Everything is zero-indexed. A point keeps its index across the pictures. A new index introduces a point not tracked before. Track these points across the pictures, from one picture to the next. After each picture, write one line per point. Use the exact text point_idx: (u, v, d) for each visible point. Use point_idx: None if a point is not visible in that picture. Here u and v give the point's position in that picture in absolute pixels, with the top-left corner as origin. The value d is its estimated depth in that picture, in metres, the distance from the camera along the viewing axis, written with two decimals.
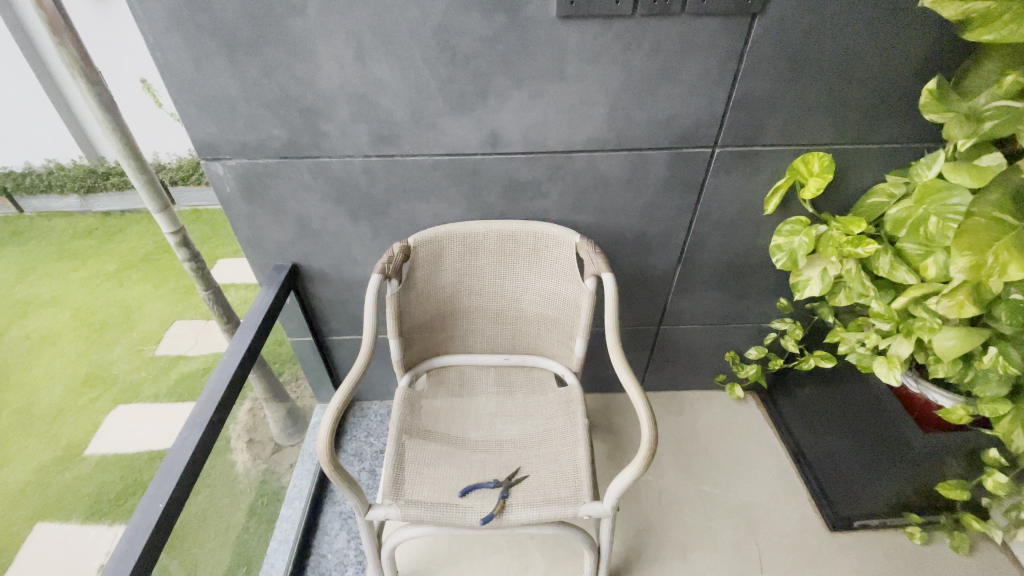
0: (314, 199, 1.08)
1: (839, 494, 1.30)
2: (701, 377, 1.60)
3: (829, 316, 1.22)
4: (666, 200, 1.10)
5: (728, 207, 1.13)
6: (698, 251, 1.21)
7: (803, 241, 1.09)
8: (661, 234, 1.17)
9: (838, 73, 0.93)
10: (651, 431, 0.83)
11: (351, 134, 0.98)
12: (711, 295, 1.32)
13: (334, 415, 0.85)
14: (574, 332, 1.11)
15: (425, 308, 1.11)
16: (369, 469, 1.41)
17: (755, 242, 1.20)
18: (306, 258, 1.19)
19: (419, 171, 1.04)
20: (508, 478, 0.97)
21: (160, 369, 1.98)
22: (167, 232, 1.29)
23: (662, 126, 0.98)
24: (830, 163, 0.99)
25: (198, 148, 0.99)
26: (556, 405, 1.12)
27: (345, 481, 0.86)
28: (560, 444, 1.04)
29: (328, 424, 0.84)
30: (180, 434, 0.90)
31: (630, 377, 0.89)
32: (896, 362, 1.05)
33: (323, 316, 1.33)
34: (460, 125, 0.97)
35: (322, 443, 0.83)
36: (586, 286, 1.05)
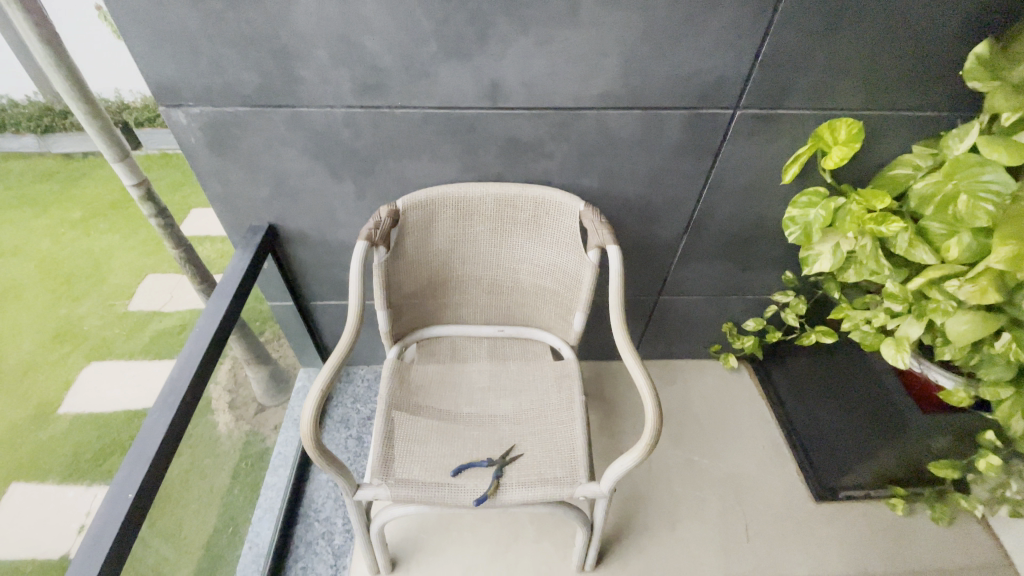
0: (292, 153, 0.97)
1: (827, 466, 1.31)
2: (695, 347, 1.57)
3: (835, 291, 1.18)
4: (679, 165, 1.02)
5: (743, 173, 1.05)
6: (707, 219, 1.14)
7: (819, 215, 1.02)
8: (669, 201, 1.09)
9: (880, 30, 0.84)
10: (657, 417, 0.79)
11: (332, 81, 0.86)
12: (714, 265, 1.27)
13: (318, 398, 0.78)
14: (573, 306, 1.05)
15: (416, 277, 1.03)
16: (356, 436, 1.37)
17: (767, 212, 1.13)
18: (283, 218, 1.09)
19: (409, 125, 0.93)
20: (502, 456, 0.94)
21: (134, 326, 1.89)
22: (128, 184, 1.16)
23: (681, 83, 0.88)
24: (859, 131, 0.91)
25: (156, 92, 0.87)
26: (551, 379, 1.07)
27: (332, 465, 0.81)
28: (555, 421, 1.00)
29: (311, 408, 0.78)
30: (150, 417, 0.81)
31: (635, 359, 0.84)
32: (905, 344, 1.01)
33: (304, 280, 1.24)
34: (456, 74, 0.86)
35: (306, 428, 0.77)
36: (589, 258, 0.98)
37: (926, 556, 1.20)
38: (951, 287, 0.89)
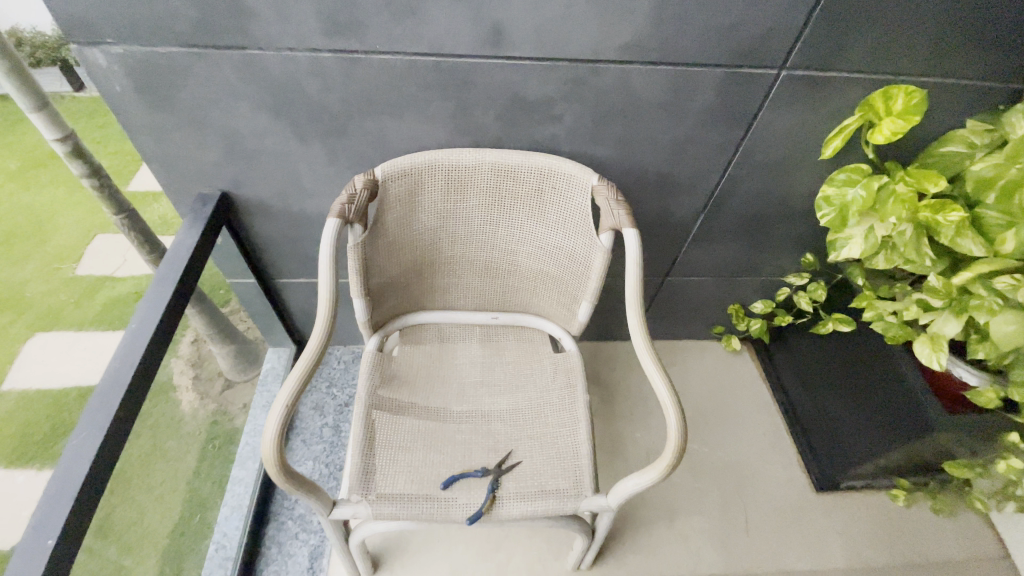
0: (246, 107, 0.79)
1: (831, 458, 1.25)
2: (697, 329, 1.48)
3: (859, 278, 1.08)
4: (707, 134, 0.88)
5: (777, 145, 0.91)
6: (729, 196, 1.01)
7: (858, 196, 0.90)
8: (692, 176, 0.95)
9: None
10: (680, 436, 0.69)
11: (292, 16, 0.69)
12: (729, 246, 1.15)
13: (282, 413, 0.65)
14: (579, 295, 0.93)
15: (398, 259, 0.89)
16: (332, 425, 1.26)
17: (797, 189, 1.01)
18: (240, 185, 0.92)
19: (389, 76, 0.76)
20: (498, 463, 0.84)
21: (82, 292, 1.53)
22: (50, 139, 0.96)
23: (722, 34, 0.73)
24: (919, 101, 0.78)
25: (63, 23, 0.68)
26: (552, 374, 0.96)
27: (302, 487, 0.69)
28: (557, 424, 0.90)
29: (275, 425, 0.65)
30: (76, 435, 0.67)
31: (656, 367, 0.73)
32: (942, 344, 0.91)
33: (269, 256, 1.08)
34: (449, 13, 0.69)
35: (269, 450, 0.64)
36: (601, 242, 0.85)
37: (926, 550, 1.18)
38: (1001, 285, 0.80)
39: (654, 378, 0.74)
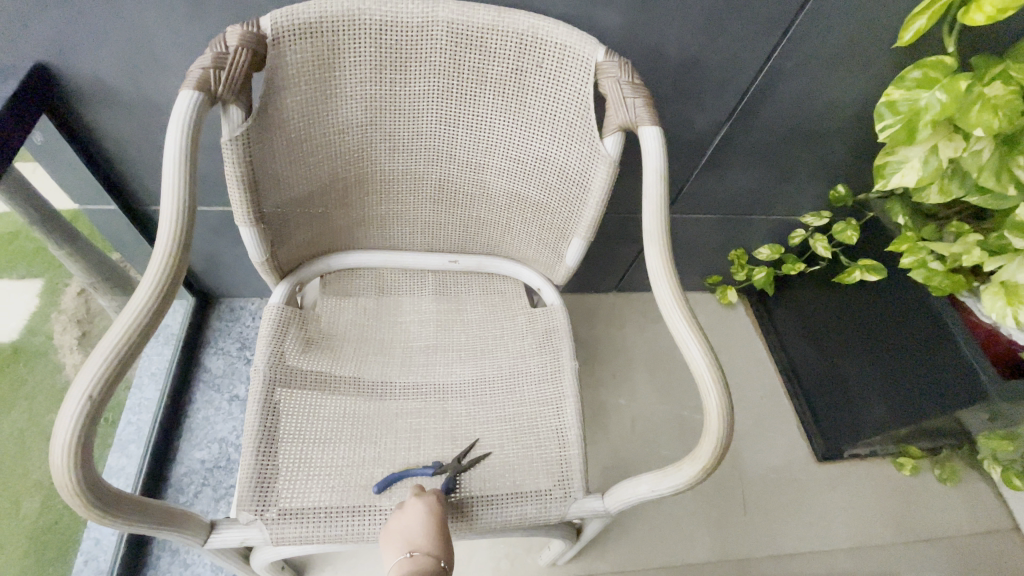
0: None
1: (839, 426, 1.10)
2: (690, 280, 1.28)
3: (902, 217, 0.88)
4: (752, 0, 0.62)
5: (837, 26, 0.67)
6: (762, 102, 0.77)
7: (935, 101, 0.68)
8: (720, 69, 0.70)
9: None
10: (727, 423, 0.48)
11: None
12: (746, 176, 0.93)
13: (87, 406, 0.39)
14: (569, 229, 0.68)
15: (309, 171, 0.61)
16: (246, 399, 0.99)
17: (845, 98, 0.79)
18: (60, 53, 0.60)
19: None
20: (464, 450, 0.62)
21: None
22: None
23: None
24: None
25: None
26: (530, 336, 0.72)
27: (144, 518, 0.44)
28: (536, 403, 0.67)
29: (72, 427, 0.38)
30: None
31: (687, 324, 0.51)
32: (1017, 296, 0.72)
33: (135, 172, 0.77)
34: None
35: (63, 474, 0.38)
36: (605, 149, 0.60)
37: (934, 524, 1.06)
38: None
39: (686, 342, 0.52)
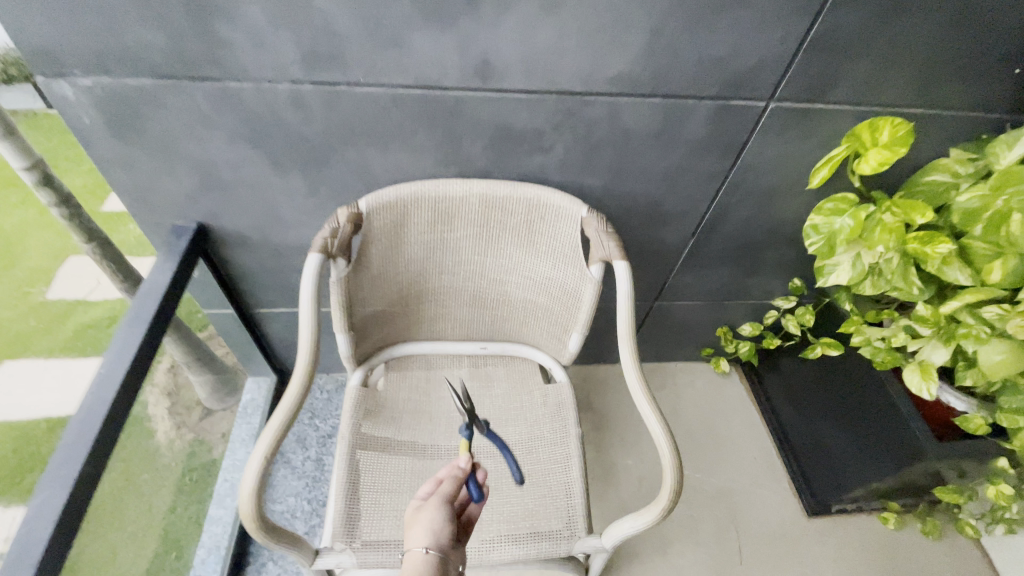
0: (222, 139, 0.75)
1: (824, 482, 1.24)
2: (687, 351, 1.47)
3: (847, 304, 1.07)
4: (696, 164, 0.87)
5: (765, 175, 0.91)
6: (718, 223, 1.01)
7: (846, 225, 0.90)
8: (680, 204, 0.95)
9: (953, 11, 0.70)
10: (677, 477, 0.69)
11: (271, 47, 0.65)
12: (717, 272, 1.15)
13: (263, 464, 0.62)
14: (570, 326, 0.91)
15: (383, 292, 0.86)
16: (314, 459, 1.21)
17: (785, 215, 1.01)
18: (217, 217, 0.88)
19: (374, 108, 0.73)
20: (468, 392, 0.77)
21: (53, 317, 1.62)
22: (18, 167, 0.93)
23: (713, 67, 0.73)
24: (907, 132, 0.77)
25: (26, 52, 0.63)
26: (543, 408, 0.93)
27: (288, 541, 0.65)
28: (549, 462, 0.87)
29: (254, 478, 0.61)
30: (35, 498, 0.61)
31: (651, 406, 0.72)
32: (932, 372, 0.91)
33: (248, 286, 1.04)
34: (437, 46, 0.67)
35: (248, 509, 0.60)
36: (591, 273, 0.83)
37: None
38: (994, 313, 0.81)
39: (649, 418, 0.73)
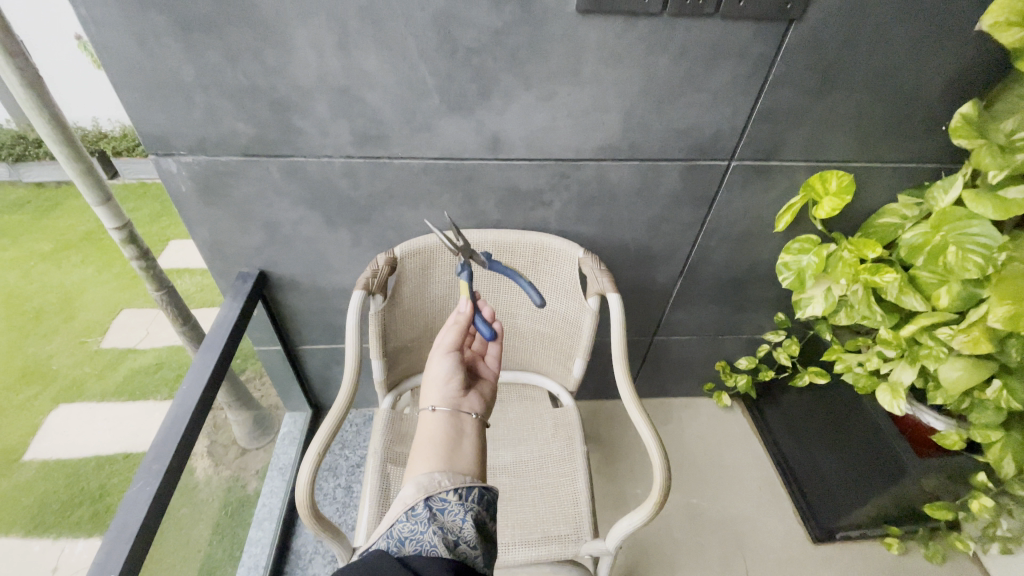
0: (286, 202, 0.94)
1: (823, 506, 1.29)
2: (689, 386, 1.57)
3: (828, 333, 1.18)
4: (675, 213, 1.03)
5: (737, 221, 1.07)
6: (702, 263, 1.15)
7: (812, 261, 1.03)
8: (666, 247, 1.10)
9: (872, 88, 0.87)
10: (665, 483, 0.82)
11: (331, 132, 0.84)
12: (707, 308, 1.28)
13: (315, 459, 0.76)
14: (573, 353, 1.04)
15: (412, 324, 1.01)
16: (345, 486, 1.32)
17: (760, 255, 1.16)
18: (275, 265, 1.05)
19: (408, 175, 0.92)
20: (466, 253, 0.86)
21: (108, 365, 1.80)
22: (109, 227, 1.11)
23: (680, 136, 0.90)
24: (849, 183, 0.92)
25: (146, 141, 0.83)
26: (552, 428, 1.05)
27: (331, 530, 0.78)
28: (558, 475, 0.97)
29: (308, 471, 0.75)
30: (133, 486, 0.72)
31: (647, 426, 0.86)
32: (900, 390, 1.01)
33: (294, 326, 1.20)
34: (458, 127, 0.86)
35: (303, 496, 0.73)
36: (588, 304, 0.97)
37: None
38: (944, 335, 0.92)
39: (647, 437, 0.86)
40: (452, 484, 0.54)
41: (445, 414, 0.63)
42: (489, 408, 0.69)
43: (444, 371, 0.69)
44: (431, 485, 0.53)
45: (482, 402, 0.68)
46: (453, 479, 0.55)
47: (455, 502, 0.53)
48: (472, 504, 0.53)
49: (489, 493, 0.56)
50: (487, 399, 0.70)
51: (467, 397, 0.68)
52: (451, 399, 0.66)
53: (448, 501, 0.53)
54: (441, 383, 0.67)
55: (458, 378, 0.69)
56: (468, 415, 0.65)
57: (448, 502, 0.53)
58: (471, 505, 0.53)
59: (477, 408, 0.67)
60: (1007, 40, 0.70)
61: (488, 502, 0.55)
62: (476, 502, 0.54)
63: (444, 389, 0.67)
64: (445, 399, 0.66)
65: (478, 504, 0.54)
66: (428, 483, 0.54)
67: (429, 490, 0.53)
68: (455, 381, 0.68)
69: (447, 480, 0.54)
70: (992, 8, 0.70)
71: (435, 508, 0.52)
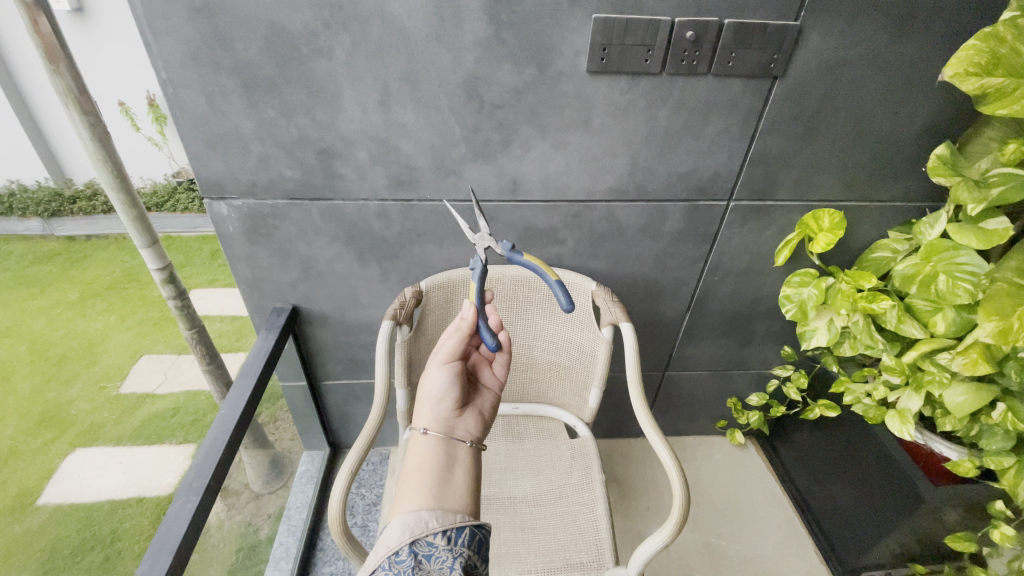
0: (323, 241, 1.02)
1: (843, 545, 1.28)
2: (702, 423, 1.59)
3: (834, 365, 1.22)
4: (680, 248, 1.11)
5: (738, 257, 1.15)
6: (707, 298, 1.22)
7: (812, 293, 1.09)
8: (672, 281, 1.17)
9: (853, 134, 0.96)
10: (683, 504, 0.84)
11: (369, 177, 0.94)
12: (716, 342, 1.33)
13: (347, 480, 0.83)
14: (588, 382, 1.09)
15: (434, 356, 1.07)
16: (361, 524, 1.32)
17: (762, 290, 1.22)
18: (307, 301, 1.13)
19: (435, 215, 1.01)
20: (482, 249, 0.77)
21: (126, 409, 1.75)
22: (152, 268, 1.12)
23: (681, 178, 0.99)
24: (840, 220, 1.00)
25: (203, 187, 0.92)
26: (570, 458, 1.07)
27: (359, 551, 0.83)
28: (577, 504, 0.99)
29: (341, 490, 0.82)
30: (174, 503, 0.76)
31: (667, 452, 0.89)
32: (909, 416, 1.04)
33: (319, 360, 1.26)
34: (481, 172, 0.95)
35: (335, 512, 0.80)
36: (602, 334, 1.03)
37: None
38: (943, 360, 0.94)
39: (667, 465, 0.88)
40: (440, 526, 0.50)
41: (437, 439, 0.62)
42: (484, 426, 0.70)
43: (439, 389, 0.68)
44: (417, 528, 0.49)
45: (478, 420, 0.69)
46: (441, 520, 0.51)
47: (443, 547, 0.49)
48: (461, 549, 0.49)
49: (481, 532, 0.52)
50: (482, 416, 0.71)
51: (462, 417, 0.68)
52: (443, 421, 0.65)
53: (435, 546, 0.48)
54: (434, 402, 0.67)
55: (452, 398, 0.68)
56: (460, 441, 0.63)
57: (434, 548, 0.48)
58: (460, 551, 0.49)
59: (471, 428, 0.67)
60: (967, 88, 0.75)
61: (479, 542, 0.51)
62: (467, 545, 0.50)
63: (436, 410, 0.66)
64: (437, 421, 0.65)
65: (469, 548, 0.50)
66: (413, 523, 0.50)
67: (415, 533, 0.49)
68: (448, 402, 0.67)
69: (435, 520, 0.50)
70: (952, 60, 0.74)
71: (421, 554, 0.47)
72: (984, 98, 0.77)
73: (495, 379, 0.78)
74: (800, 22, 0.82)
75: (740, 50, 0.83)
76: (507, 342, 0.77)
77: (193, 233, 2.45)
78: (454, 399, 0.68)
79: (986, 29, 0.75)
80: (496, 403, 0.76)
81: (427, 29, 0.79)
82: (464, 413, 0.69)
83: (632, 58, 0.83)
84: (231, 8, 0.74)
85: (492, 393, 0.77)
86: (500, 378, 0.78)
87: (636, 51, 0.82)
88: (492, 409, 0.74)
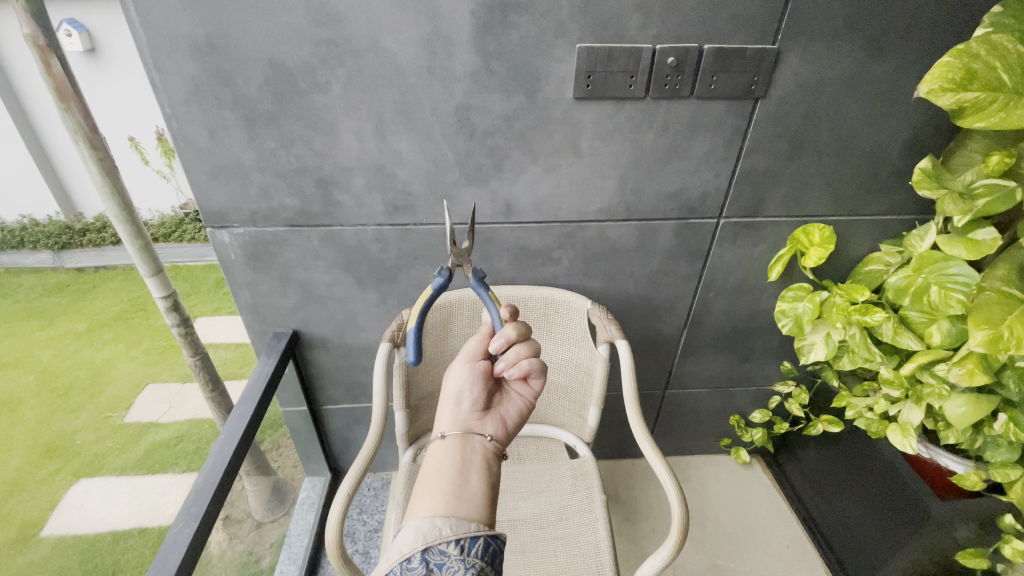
0: (322, 265, 1.05)
1: (856, 565, 1.24)
2: (705, 442, 1.57)
3: (835, 380, 1.22)
4: (674, 266, 1.12)
5: (732, 274, 1.16)
6: (703, 315, 1.23)
7: (807, 308, 1.09)
8: (667, 299, 1.18)
9: (837, 151, 0.99)
10: (683, 521, 0.84)
11: (366, 204, 0.97)
12: (716, 359, 1.33)
13: (343, 504, 0.83)
14: (586, 401, 1.10)
15: (432, 378, 1.08)
16: (362, 552, 1.30)
17: (758, 306, 1.23)
18: (307, 325, 1.15)
19: (431, 239, 1.03)
20: (459, 255, 0.67)
21: (130, 439, 1.75)
22: (157, 297, 1.14)
23: (671, 198, 1.01)
24: (829, 235, 1.01)
25: (206, 217, 0.95)
26: (571, 479, 1.06)
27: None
28: (578, 525, 0.98)
29: (337, 514, 0.82)
30: (173, 529, 0.77)
31: (666, 470, 0.88)
32: (909, 429, 1.03)
33: (319, 384, 1.27)
34: (475, 196, 0.98)
35: (332, 537, 0.80)
36: (599, 352, 1.04)
37: None
38: (941, 371, 0.94)
39: (665, 481, 0.88)
40: (454, 535, 0.48)
41: (454, 442, 0.60)
42: (508, 433, 0.66)
43: (458, 389, 0.66)
44: (430, 535, 0.47)
45: (500, 426, 0.65)
46: (456, 528, 0.49)
47: (456, 557, 0.47)
48: (474, 560, 0.47)
49: (496, 542, 0.50)
50: (505, 422, 0.67)
51: (483, 420, 0.65)
52: (461, 422, 0.63)
53: (447, 555, 0.47)
54: (454, 402, 0.65)
55: (473, 399, 0.66)
56: (477, 445, 0.61)
57: (447, 557, 0.47)
58: (473, 562, 0.47)
59: (490, 432, 0.63)
60: (943, 103, 0.77)
61: (494, 553, 0.49)
62: (480, 555, 0.48)
63: (456, 411, 0.64)
64: (456, 422, 0.63)
65: (482, 559, 0.47)
66: (427, 530, 0.48)
67: (428, 540, 0.47)
68: (467, 403, 0.65)
69: (449, 528, 0.48)
70: (927, 77, 0.76)
71: (432, 562, 0.46)
72: (961, 113, 0.79)
73: (527, 384, 0.71)
74: (778, 45, 0.85)
75: (720, 73, 0.86)
76: (540, 370, 0.66)
77: (199, 262, 2.51)
78: (475, 401, 0.66)
79: (960, 46, 0.77)
80: (527, 412, 0.71)
81: (419, 62, 0.82)
82: (485, 416, 0.66)
83: (616, 83, 0.86)
84: (233, 47, 0.78)
85: (524, 399, 0.71)
86: (532, 385, 0.71)
87: (620, 78, 0.85)
88: (519, 417, 0.69)
